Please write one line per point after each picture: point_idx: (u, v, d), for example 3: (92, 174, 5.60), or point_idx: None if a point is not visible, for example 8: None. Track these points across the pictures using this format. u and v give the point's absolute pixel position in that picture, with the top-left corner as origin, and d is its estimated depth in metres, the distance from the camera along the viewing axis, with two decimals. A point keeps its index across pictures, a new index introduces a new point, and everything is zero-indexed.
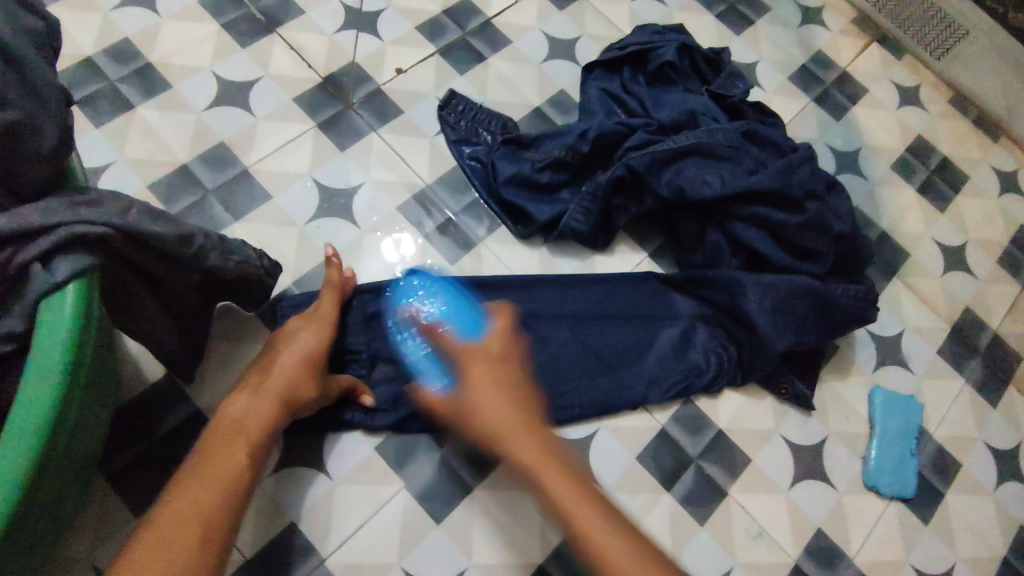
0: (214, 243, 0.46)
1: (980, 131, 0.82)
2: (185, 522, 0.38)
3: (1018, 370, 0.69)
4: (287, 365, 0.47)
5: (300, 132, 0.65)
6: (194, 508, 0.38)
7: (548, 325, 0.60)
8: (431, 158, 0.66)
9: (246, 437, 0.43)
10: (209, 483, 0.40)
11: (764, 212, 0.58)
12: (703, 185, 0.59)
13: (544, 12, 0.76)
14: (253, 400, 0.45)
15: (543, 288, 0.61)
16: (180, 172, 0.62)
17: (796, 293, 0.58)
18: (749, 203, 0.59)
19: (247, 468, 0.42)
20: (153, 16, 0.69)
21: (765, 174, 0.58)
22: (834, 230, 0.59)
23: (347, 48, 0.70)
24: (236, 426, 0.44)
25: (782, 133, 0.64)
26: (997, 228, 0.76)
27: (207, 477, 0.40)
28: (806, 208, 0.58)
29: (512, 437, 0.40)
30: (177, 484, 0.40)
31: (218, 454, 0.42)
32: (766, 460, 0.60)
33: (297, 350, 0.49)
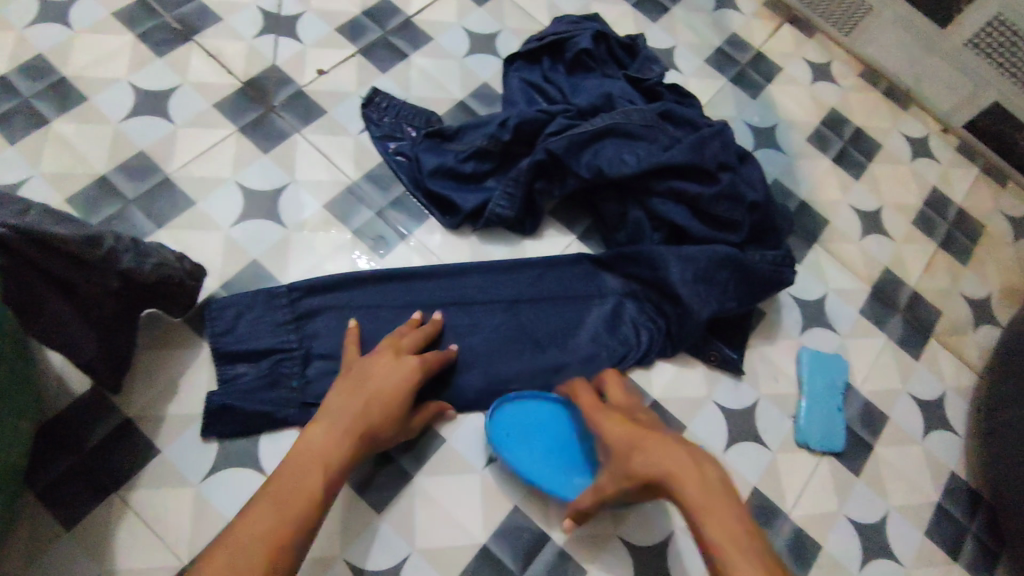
0: (128, 246, 0.47)
1: (889, 100, 0.86)
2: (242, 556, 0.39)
3: (937, 323, 0.73)
4: (377, 395, 0.49)
5: (222, 137, 0.65)
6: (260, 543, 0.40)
7: (484, 312, 0.60)
8: (356, 156, 0.67)
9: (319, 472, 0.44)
10: (273, 519, 0.41)
11: (680, 186, 0.61)
12: (620, 164, 0.61)
13: (463, 8, 0.77)
14: (335, 424, 0.47)
15: (474, 275, 0.61)
16: (99, 184, 0.61)
17: (716, 264, 0.59)
18: (663, 178, 0.61)
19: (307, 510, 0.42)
20: (66, 30, 0.68)
21: (678, 149, 0.60)
22: (749, 200, 0.61)
23: (267, 52, 0.70)
24: (319, 451, 0.45)
25: (697, 111, 0.66)
26: (912, 191, 0.80)
27: (275, 513, 0.41)
28: (719, 179, 0.61)
29: (659, 454, 0.43)
30: (257, 499, 0.42)
31: (300, 479, 0.43)
32: (700, 426, 0.62)
33: (384, 380, 0.50)
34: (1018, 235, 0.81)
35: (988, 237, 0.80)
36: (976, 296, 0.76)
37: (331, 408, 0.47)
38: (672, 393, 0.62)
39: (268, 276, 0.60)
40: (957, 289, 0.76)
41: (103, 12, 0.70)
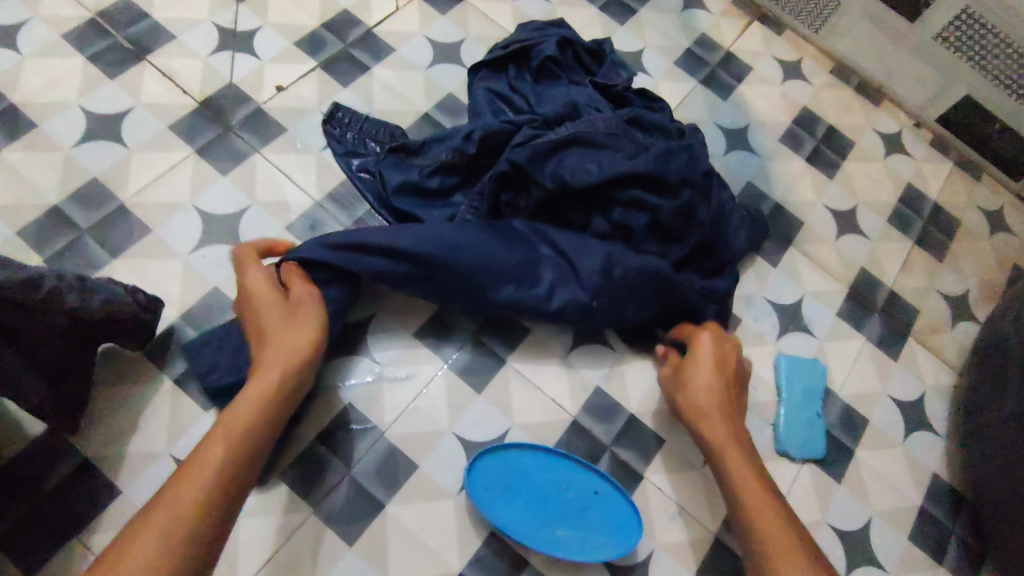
0: (72, 284, 0.45)
1: (861, 96, 0.85)
2: (159, 531, 0.35)
3: (916, 322, 0.72)
4: (278, 354, 0.47)
5: (179, 159, 0.63)
6: (176, 514, 0.36)
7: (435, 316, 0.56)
8: (319, 174, 0.65)
9: (230, 435, 0.42)
10: (190, 489, 0.38)
11: (640, 195, 0.59)
12: (583, 173, 0.59)
13: (426, 18, 0.76)
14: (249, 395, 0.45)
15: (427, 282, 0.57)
16: (50, 214, 0.59)
17: (673, 280, 0.57)
18: (627, 187, 0.59)
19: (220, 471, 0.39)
20: (14, 54, 0.66)
21: (642, 158, 0.58)
22: (703, 219, 0.60)
23: (223, 70, 0.68)
24: (233, 422, 0.43)
25: (665, 118, 0.64)
26: (886, 188, 0.79)
27: (192, 482, 0.38)
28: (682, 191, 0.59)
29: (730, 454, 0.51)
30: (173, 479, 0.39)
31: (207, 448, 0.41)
32: (679, 439, 0.61)
33: (291, 333, 0.48)
34: (994, 229, 0.81)
35: (964, 233, 0.80)
36: (953, 293, 0.75)
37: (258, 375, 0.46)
38: (650, 407, 0.61)
39: (229, 302, 0.59)
40: (934, 286, 0.75)
41: (52, 34, 0.68)
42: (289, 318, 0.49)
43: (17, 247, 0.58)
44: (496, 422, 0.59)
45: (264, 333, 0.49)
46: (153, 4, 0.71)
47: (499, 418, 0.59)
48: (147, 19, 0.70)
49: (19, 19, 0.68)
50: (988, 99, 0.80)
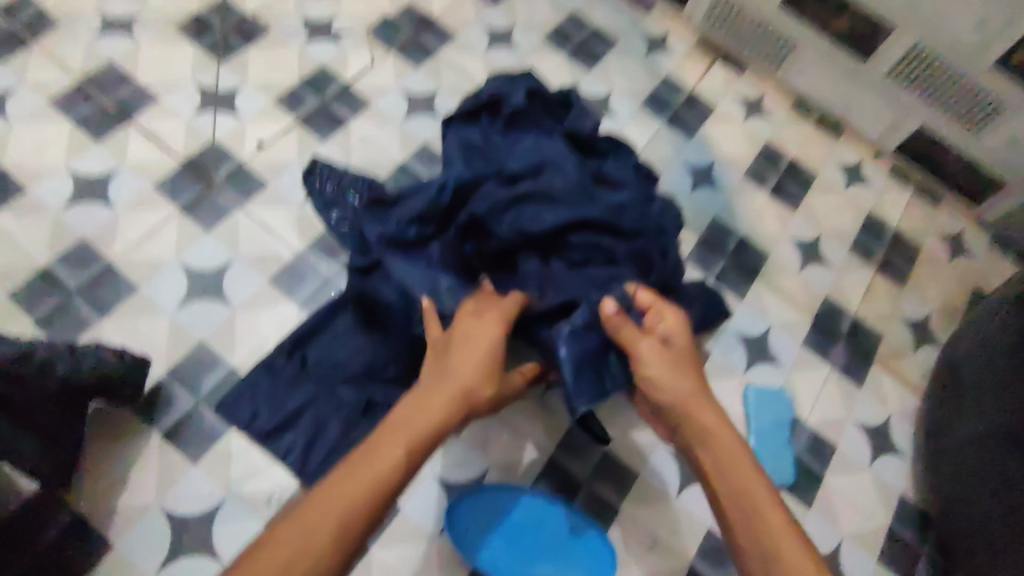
0: (61, 353, 0.47)
1: (822, 129, 0.89)
2: (304, 526, 0.37)
3: (880, 347, 0.75)
4: (478, 351, 0.49)
5: (165, 217, 0.66)
6: (335, 508, 0.38)
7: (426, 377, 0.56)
8: (300, 227, 0.68)
9: (409, 434, 0.43)
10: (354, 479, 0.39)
11: (594, 239, 0.60)
12: (538, 222, 0.59)
13: (400, 70, 0.79)
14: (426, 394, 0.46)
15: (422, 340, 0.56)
16: (40, 275, 0.61)
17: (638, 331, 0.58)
18: (581, 232, 0.60)
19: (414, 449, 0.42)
20: (5, 121, 0.69)
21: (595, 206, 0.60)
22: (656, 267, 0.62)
23: (206, 128, 0.71)
24: (409, 416, 0.44)
25: (628, 168, 0.67)
26: (848, 218, 0.83)
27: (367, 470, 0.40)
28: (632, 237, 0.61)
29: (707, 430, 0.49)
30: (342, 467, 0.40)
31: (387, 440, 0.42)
32: (653, 473, 0.63)
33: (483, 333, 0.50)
34: (954, 253, 0.84)
35: (925, 258, 0.83)
36: (916, 318, 0.78)
37: (443, 372, 0.47)
38: (624, 441, 0.64)
39: (215, 355, 0.61)
40: (897, 312, 0.78)
41: (42, 100, 0.71)
42: (479, 319, 0.51)
43: (8, 309, 0.60)
44: (475, 463, 0.61)
45: (446, 348, 0.50)
46: (139, 68, 0.74)
47: (478, 458, 0.61)
48: (134, 83, 0.73)
49: (10, 87, 0.71)
50: (942, 129, 0.83)
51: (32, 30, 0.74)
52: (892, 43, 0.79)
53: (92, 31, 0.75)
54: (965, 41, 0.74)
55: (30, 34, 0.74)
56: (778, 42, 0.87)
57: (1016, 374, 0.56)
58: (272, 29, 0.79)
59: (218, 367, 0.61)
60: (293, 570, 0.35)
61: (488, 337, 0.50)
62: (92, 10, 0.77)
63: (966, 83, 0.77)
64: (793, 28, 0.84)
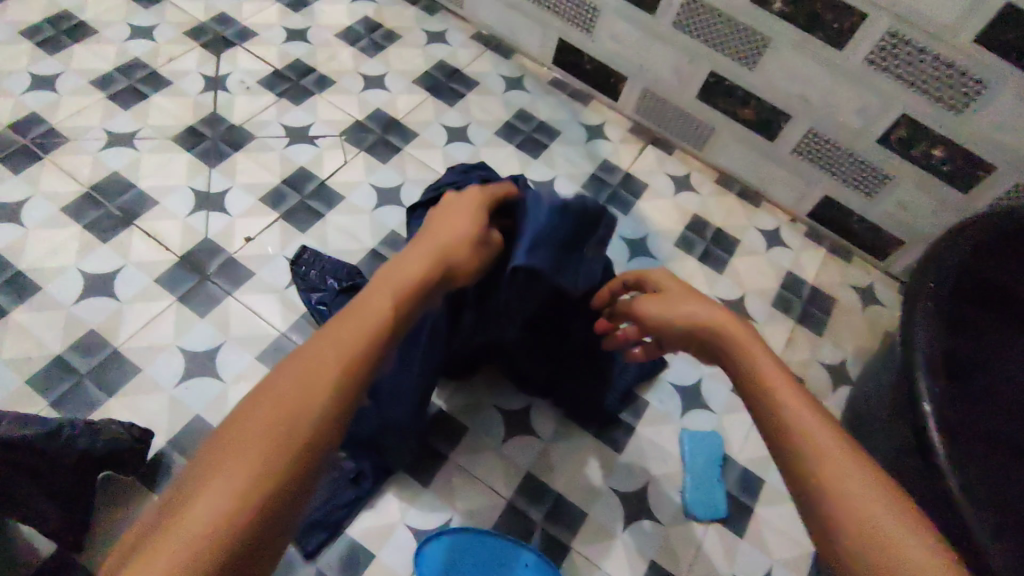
0: (82, 429, 0.55)
1: (743, 200, 1.01)
2: (302, 376, 0.35)
3: (801, 391, 0.85)
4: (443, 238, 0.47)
5: (164, 307, 0.75)
6: (337, 345, 0.37)
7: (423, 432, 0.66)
8: (284, 309, 0.78)
9: (393, 287, 0.42)
10: (334, 347, 0.37)
11: None
12: None
13: (370, 168, 0.91)
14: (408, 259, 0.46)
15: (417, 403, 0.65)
16: (54, 363, 0.70)
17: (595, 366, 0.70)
18: None
19: (394, 307, 0.41)
20: (19, 227, 0.78)
21: None
22: None
23: (199, 227, 0.82)
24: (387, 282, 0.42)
25: None
26: (769, 276, 0.94)
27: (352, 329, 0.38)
28: None
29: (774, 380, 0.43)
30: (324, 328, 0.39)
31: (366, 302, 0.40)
32: (599, 513, 0.72)
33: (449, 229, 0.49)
34: (866, 303, 0.95)
35: (840, 308, 0.93)
36: (833, 362, 0.88)
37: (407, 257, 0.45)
38: (573, 486, 0.73)
39: (209, 426, 0.69)
40: (816, 357, 0.88)
41: (52, 207, 0.80)
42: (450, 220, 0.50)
43: (26, 395, 0.68)
44: (441, 511, 0.69)
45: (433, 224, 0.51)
46: (139, 176, 0.85)
47: (444, 507, 0.70)
48: (135, 189, 0.83)
49: (24, 197, 0.80)
50: (844, 198, 0.95)
51: (44, 146, 0.85)
52: (792, 127, 0.92)
53: (98, 145, 0.86)
54: (849, 124, 0.87)
55: (42, 150, 0.84)
56: (699, 127, 1.00)
57: (888, 419, 0.66)
58: (257, 137, 0.91)
59: (212, 437, 0.69)
60: (282, 412, 0.34)
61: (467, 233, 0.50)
62: (98, 127, 0.88)
63: (857, 158, 0.90)
64: (709, 116, 0.98)
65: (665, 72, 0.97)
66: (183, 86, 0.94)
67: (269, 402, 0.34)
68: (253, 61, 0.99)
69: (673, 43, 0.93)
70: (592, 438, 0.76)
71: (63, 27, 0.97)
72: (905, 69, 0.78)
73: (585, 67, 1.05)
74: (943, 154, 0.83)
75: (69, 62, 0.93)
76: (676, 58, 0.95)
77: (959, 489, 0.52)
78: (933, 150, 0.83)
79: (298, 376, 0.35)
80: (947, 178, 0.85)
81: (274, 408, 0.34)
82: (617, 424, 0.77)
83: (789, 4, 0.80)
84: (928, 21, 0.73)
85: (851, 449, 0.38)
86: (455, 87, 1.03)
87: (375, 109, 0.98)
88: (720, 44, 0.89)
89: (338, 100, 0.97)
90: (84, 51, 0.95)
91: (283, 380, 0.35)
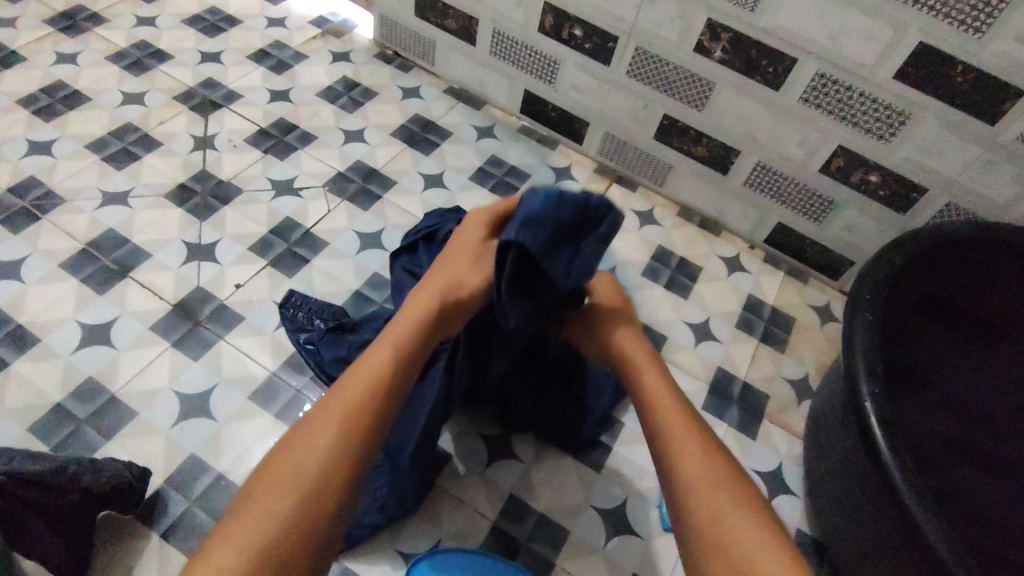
0: (85, 466, 0.58)
1: (703, 230, 1.08)
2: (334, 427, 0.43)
3: (768, 405, 0.90)
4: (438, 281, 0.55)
5: (158, 353, 0.79)
6: (341, 405, 0.45)
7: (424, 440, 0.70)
8: (273, 351, 0.82)
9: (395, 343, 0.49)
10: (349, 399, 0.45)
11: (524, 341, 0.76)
12: None
13: (352, 215, 0.97)
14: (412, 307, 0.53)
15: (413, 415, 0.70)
16: (54, 410, 0.73)
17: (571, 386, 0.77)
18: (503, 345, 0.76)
19: (400, 361, 0.48)
20: (19, 283, 0.82)
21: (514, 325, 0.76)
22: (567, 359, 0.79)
23: (191, 276, 0.86)
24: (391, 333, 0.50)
25: None
26: (731, 299, 1.00)
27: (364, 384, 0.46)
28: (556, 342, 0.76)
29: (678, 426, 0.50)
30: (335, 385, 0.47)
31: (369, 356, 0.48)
32: (581, 529, 0.75)
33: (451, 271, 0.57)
34: (824, 320, 1.01)
35: (800, 326, 0.99)
36: (796, 377, 0.94)
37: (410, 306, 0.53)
38: (555, 505, 0.76)
39: (205, 464, 0.72)
40: (780, 373, 0.94)
41: (50, 264, 0.85)
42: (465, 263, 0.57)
43: (27, 441, 0.71)
44: (429, 535, 0.73)
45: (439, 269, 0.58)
46: (133, 231, 0.90)
47: (432, 530, 0.73)
48: (129, 244, 0.88)
49: (23, 255, 0.85)
50: (796, 224, 1.02)
51: (42, 207, 0.90)
52: (742, 161, 1.00)
53: (93, 204, 0.91)
54: (792, 157, 0.95)
55: (40, 210, 0.89)
56: (658, 165, 1.08)
57: (839, 425, 0.72)
58: (244, 190, 0.97)
59: (208, 475, 0.72)
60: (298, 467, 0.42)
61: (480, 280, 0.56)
62: (93, 187, 0.93)
63: (803, 186, 0.97)
64: (667, 154, 1.06)
65: (623, 116, 1.05)
66: (173, 146, 1.00)
67: (297, 454, 0.42)
68: (239, 121, 1.06)
69: (628, 90, 1.02)
70: (571, 459, 0.80)
71: (59, 96, 1.03)
72: (835, 104, 0.86)
73: (550, 115, 1.13)
74: (878, 179, 0.91)
75: (64, 128, 0.99)
76: (632, 103, 1.03)
77: (899, 474, 0.59)
78: (869, 176, 0.91)
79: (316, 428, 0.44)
80: (885, 201, 0.92)
81: (304, 456, 0.42)
82: (595, 444, 0.81)
83: (728, 51, 0.89)
84: (850, 62, 0.82)
85: (745, 515, 0.44)
86: (430, 138, 1.11)
87: (355, 161, 1.04)
88: (670, 90, 0.98)
89: (321, 153, 1.04)
90: (78, 117, 1.01)
91: (309, 434, 0.43)
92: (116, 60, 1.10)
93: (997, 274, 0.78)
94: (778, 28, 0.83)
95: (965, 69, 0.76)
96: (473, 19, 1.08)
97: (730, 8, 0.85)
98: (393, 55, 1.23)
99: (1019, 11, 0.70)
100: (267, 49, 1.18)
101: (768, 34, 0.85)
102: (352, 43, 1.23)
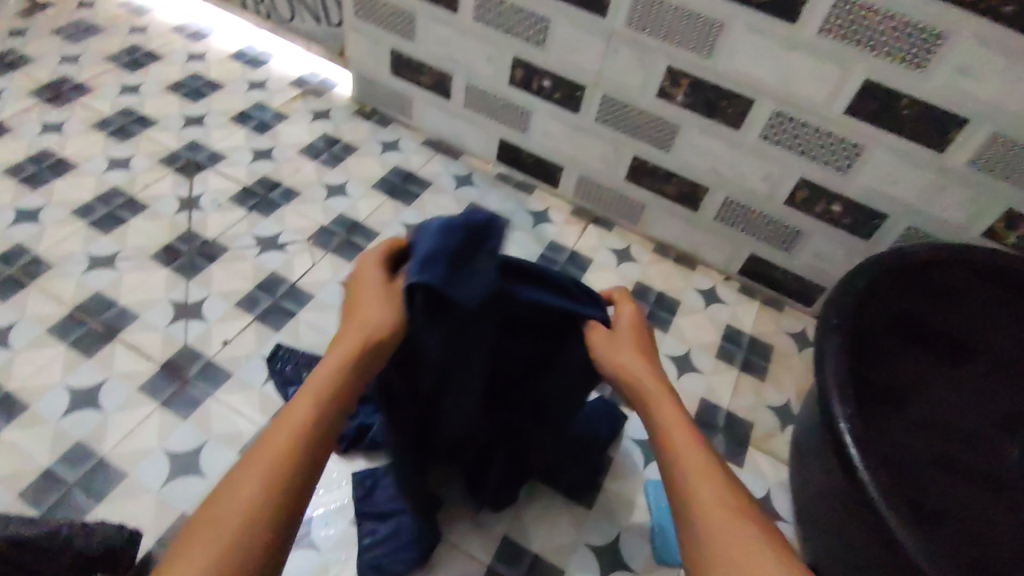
0: (78, 530, 0.58)
1: (679, 265, 1.12)
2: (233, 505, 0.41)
3: (752, 433, 0.92)
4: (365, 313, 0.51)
5: (147, 413, 0.80)
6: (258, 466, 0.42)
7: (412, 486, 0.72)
8: (262, 405, 0.83)
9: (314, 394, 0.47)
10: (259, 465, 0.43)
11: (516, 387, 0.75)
12: None
13: (336, 267, 0.99)
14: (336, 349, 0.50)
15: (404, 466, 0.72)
16: (43, 476, 0.73)
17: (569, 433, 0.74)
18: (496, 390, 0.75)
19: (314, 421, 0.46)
20: (7, 350, 0.83)
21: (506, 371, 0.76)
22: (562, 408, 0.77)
23: (179, 335, 0.88)
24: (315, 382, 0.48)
25: None
26: (710, 330, 1.03)
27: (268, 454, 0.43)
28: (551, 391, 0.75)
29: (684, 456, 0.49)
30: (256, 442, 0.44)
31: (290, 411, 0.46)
32: (575, 568, 0.76)
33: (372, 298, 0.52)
34: (802, 347, 1.04)
35: (779, 354, 1.02)
36: (778, 404, 0.96)
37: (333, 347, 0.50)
38: (548, 545, 0.77)
39: None
40: (762, 401, 0.96)
41: (38, 329, 0.86)
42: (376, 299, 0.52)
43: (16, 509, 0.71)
44: None
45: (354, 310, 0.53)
46: (121, 293, 0.91)
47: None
48: (117, 306, 0.90)
49: (11, 322, 0.86)
50: (767, 255, 1.06)
51: (30, 274, 0.91)
52: (711, 197, 1.04)
53: (80, 268, 0.93)
54: (758, 191, 0.99)
55: (27, 278, 0.91)
56: (632, 204, 1.12)
57: (818, 447, 0.74)
58: (230, 248, 0.99)
59: None
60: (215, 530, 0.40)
61: (389, 319, 0.51)
62: (80, 252, 0.95)
63: (770, 219, 1.01)
64: (639, 194, 1.10)
65: (595, 160, 1.10)
66: (159, 208, 1.03)
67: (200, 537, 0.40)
68: (223, 181, 1.09)
69: (598, 134, 1.06)
70: (562, 497, 0.81)
71: (45, 165, 1.06)
72: (794, 140, 0.91)
73: (525, 161, 1.18)
74: (840, 209, 0.95)
75: (50, 195, 1.02)
76: (602, 147, 1.07)
77: (875, 485, 0.62)
78: (832, 206, 0.95)
79: (223, 504, 0.41)
80: (849, 229, 0.96)
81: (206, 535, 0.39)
82: None
83: (689, 95, 0.94)
84: (803, 101, 0.87)
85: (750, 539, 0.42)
86: (411, 189, 1.14)
87: (338, 214, 1.07)
88: (637, 133, 1.02)
89: (304, 209, 1.07)
90: (65, 185, 1.03)
91: (212, 513, 0.40)
92: (102, 127, 1.14)
93: (961, 291, 0.82)
94: (733, 72, 0.89)
95: (910, 103, 0.81)
96: (447, 74, 1.13)
97: (687, 56, 0.90)
98: (372, 111, 1.27)
99: (954, 48, 0.75)
100: (249, 110, 1.22)
101: (725, 78, 0.90)
102: (331, 101, 1.27)
